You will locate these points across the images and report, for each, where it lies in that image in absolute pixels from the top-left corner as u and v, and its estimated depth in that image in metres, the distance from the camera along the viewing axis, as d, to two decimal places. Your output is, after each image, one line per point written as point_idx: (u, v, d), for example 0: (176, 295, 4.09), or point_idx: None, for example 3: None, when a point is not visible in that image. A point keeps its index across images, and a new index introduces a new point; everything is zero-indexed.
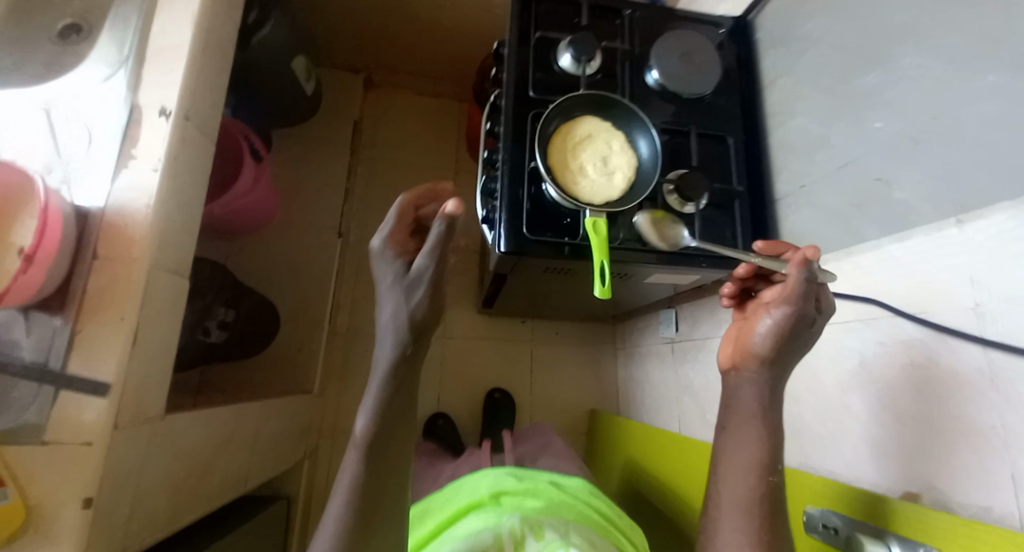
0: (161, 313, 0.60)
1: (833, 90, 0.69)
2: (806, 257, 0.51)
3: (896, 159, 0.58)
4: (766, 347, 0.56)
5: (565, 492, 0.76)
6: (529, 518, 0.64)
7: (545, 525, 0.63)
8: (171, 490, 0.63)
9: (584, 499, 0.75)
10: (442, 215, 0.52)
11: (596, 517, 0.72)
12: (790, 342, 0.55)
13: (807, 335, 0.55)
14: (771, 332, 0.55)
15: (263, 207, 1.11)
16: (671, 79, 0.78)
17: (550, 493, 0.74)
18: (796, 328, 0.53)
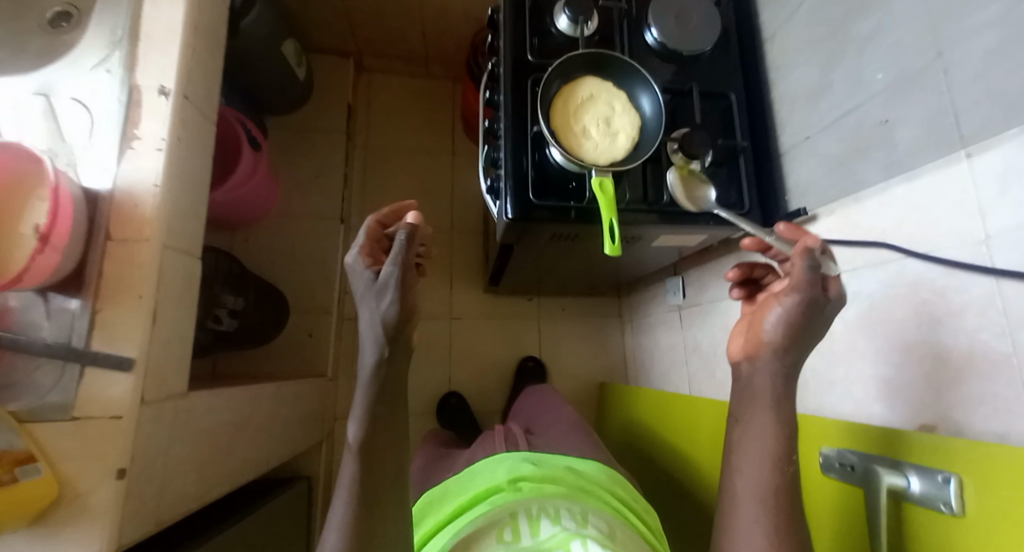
0: (177, 293, 0.60)
1: (833, 37, 0.69)
2: (806, 246, 0.48)
3: (901, 100, 0.58)
4: (779, 335, 0.51)
5: (583, 478, 0.69)
6: (546, 500, 0.60)
7: (561, 510, 0.59)
8: (197, 468, 0.64)
9: (605, 485, 0.69)
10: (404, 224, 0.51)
11: (615, 502, 0.67)
12: (805, 328, 0.50)
13: (820, 324, 0.50)
14: (783, 321, 0.50)
15: (262, 196, 1.11)
16: (670, 36, 0.77)
17: (570, 477, 0.67)
18: (809, 315, 0.48)
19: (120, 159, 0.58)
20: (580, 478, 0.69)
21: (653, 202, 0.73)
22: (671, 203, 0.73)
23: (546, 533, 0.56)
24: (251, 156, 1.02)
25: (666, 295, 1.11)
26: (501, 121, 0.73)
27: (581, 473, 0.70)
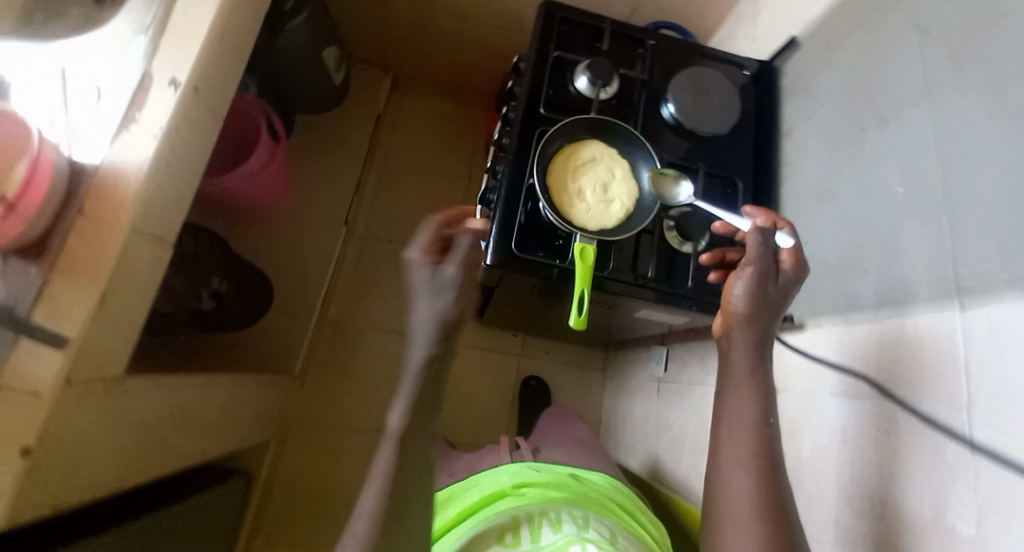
0: (137, 277, 0.60)
1: (849, 148, 0.66)
2: (755, 227, 0.58)
3: (904, 227, 0.55)
4: (743, 306, 0.56)
5: (585, 486, 0.69)
6: (547, 508, 0.59)
7: (561, 516, 0.58)
8: (118, 454, 0.64)
9: (606, 492, 0.70)
10: (469, 233, 0.57)
11: (615, 508, 0.67)
12: (763, 301, 0.56)
13: (777, 301, 0.57)
14: (745, 291, 0.56)
15: (273, 188, 1.12)
16: (687, 115, 0.76)
17: (577, 488, 0.67)
18: (766, 284, 0.56)
19: (111, 137, 0.59)
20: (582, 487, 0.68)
21: (640, 277, 0.69)
22: (658, 282, 0.70)
23: (548, 539, 0.54)
24: (267, 147, 1.01)
25: (649, 365, 1.07)
26: (501, 166, 0.72)
27: (580, 484, 0.69)
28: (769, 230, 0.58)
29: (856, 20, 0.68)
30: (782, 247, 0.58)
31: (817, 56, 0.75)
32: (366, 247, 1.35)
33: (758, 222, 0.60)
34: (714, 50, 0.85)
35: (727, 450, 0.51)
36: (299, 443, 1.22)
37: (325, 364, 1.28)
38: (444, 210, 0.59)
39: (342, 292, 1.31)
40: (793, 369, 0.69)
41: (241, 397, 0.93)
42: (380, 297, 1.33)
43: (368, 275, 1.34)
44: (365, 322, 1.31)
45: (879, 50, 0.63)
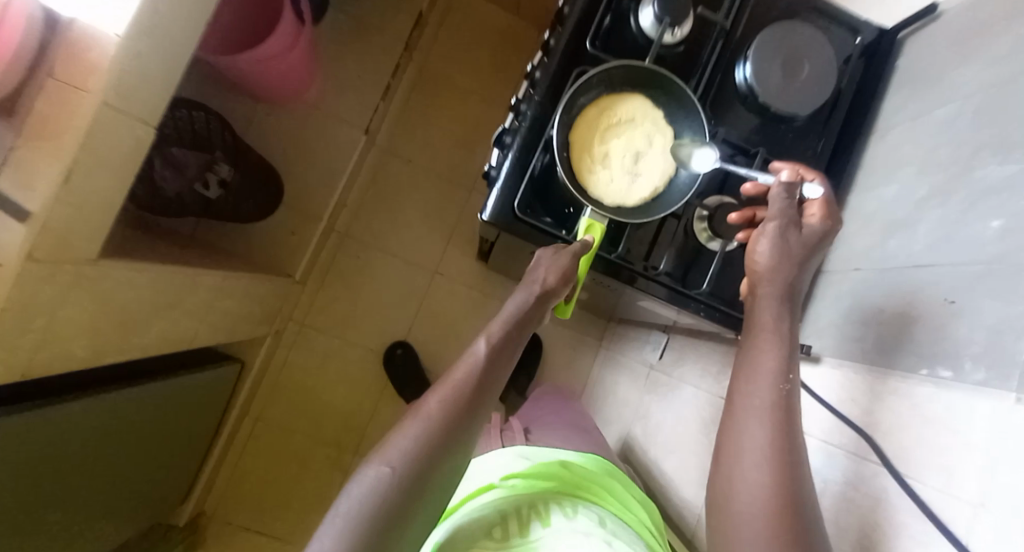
0: (112, 163, 0.56)
1: (949, 165, 0.53)
2: (779, 179, 0.54)
3: (981, 284, 0.44)
4: (768, 263, 0.53)
5: (580, 475, 0.60)
6: (536, 497, 0.54)
7: (550, 507, 0.53)
8: (93, 332, 0.64)
9: (598, 479, 0.61)
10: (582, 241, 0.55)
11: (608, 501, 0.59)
12: (789, 258, 0.53)
13: (802, 261, 0.53)
14: (769, 247, 0.53)
15: (296, 73, 1.02)
16: (763, 85, 0.62)
17: (577, 468, 0.60)
18: (790, 241, 0.53)
19: None
20: (580, 467, 0.61)
21: (650, 268, 0.63)
22: (669, 278, 0.63)
23: None
24: (290, 26, 0.90)
25: (645, 348, 1.04)
26: (525, 105, 0.62)
27: (574, 466, 0.61)
28: (796, 182, 0.54)
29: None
30: (810, 198, 0.55)
31: (958, 37, 0.58)
32: (386, 160, 1.28)
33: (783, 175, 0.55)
34: (825, 6, 0.67)
35: (733, 438, 0.48)
36: (294, 342, 1.26)
37: (326, 272, 1.27)
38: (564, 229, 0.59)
39: (354, 203, 1.27)
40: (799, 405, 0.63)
41: (235, 292, 0.94)
42: (392, 216, 1.28)
43: (383, 190, 1.28)
44: (375, 240, 1.28)
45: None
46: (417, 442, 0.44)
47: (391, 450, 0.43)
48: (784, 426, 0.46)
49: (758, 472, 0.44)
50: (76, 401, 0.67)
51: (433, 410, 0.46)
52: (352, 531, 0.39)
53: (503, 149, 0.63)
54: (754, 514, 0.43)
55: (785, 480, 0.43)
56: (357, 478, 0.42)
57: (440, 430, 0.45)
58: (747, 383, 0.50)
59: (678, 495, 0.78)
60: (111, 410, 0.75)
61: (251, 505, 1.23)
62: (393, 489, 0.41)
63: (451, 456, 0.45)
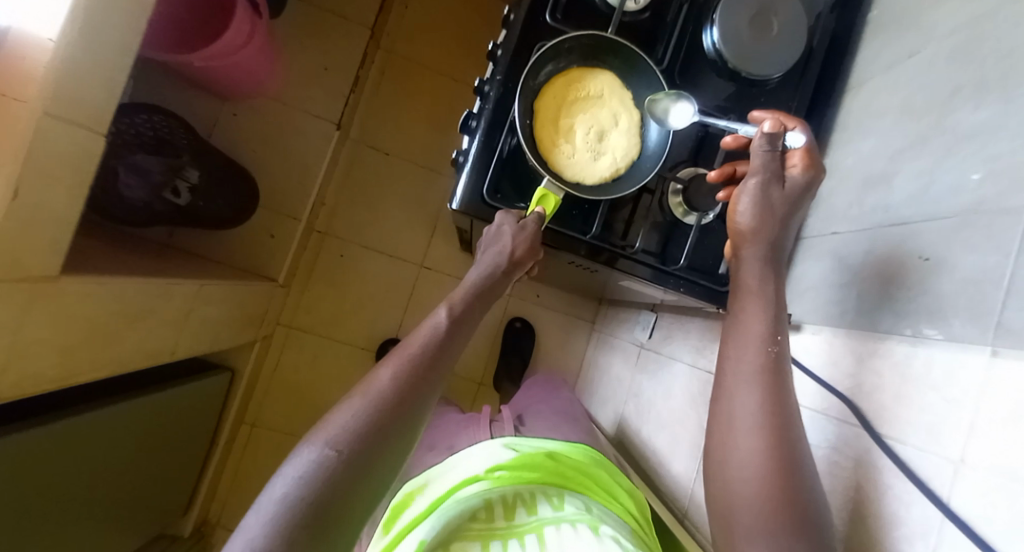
0: (62, 174, 0.54)
1: (923, 120, 0.51)
2: (762, 129, 0.50)
3: (960, 237, 0.43)
4: (742, 235, 0.51)
5: (564, 465, 0.60)
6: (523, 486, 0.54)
7: (538, 497, 0.54)
8: (63, 350, 0.63)
9: (584, 469, 0.61)
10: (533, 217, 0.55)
11: (590, 487, 0.59)
12: (773, 213, 0.50)
13: (783, 227, 0.51)
14: (752, 200, 0.50)
15: (257, 66, 0.99)
16: (731, 46, 0.59)
17: (563, 457, 0.61)
18: (772, 196, 0.50)
19: None
20: (567, 455, 0.62)
21: (627, 247, 0.62)
22: (648, 256, 0.62)
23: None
24: (245, 18, 0.88)
25: (634, 328, 1.04)
26: (489, 86, 0.60)
27: (561, 456, 0.62)
28: (780, 132, 0.50)
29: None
30: (792, 148, 0.52)
31: None
32: (361, 153, 1.25)
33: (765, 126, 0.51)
34: None
35: (726, 403, 0.47)
36: (283, 345, 1.25)
37: (310, 273, 1.26)
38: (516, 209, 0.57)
39: (333, 200, 1.25)
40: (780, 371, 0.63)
41: (213, 300, 0.92)
42: (372, 211, 1.26)
43: (360, 185, 1.25)
44: (356, 236, 1.26)
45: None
46: (359, 419, 0.42)
47: (330, 429, 0.41)
48: (775, 389, 0.45)
49: (750, 438, 0.43)
50: (55, 423, 0.65)
51: (379, 387, 0.44)
52: (279, 514, 0.36)
53: (469, 134, 0.62)
54: (749, 482, 0.42)
55: (779, 445, 0.43)
56: (292, 460, 0.40)
57: (389, 407, 0.44)
58: (736, 349, 0.48)
59: (670, 473, 0.77)
60: (96, 429, 0.73)
61: (243, 506, 1.23)
62: (342, 461, 0.39)
63: (393, 434, 0.43)
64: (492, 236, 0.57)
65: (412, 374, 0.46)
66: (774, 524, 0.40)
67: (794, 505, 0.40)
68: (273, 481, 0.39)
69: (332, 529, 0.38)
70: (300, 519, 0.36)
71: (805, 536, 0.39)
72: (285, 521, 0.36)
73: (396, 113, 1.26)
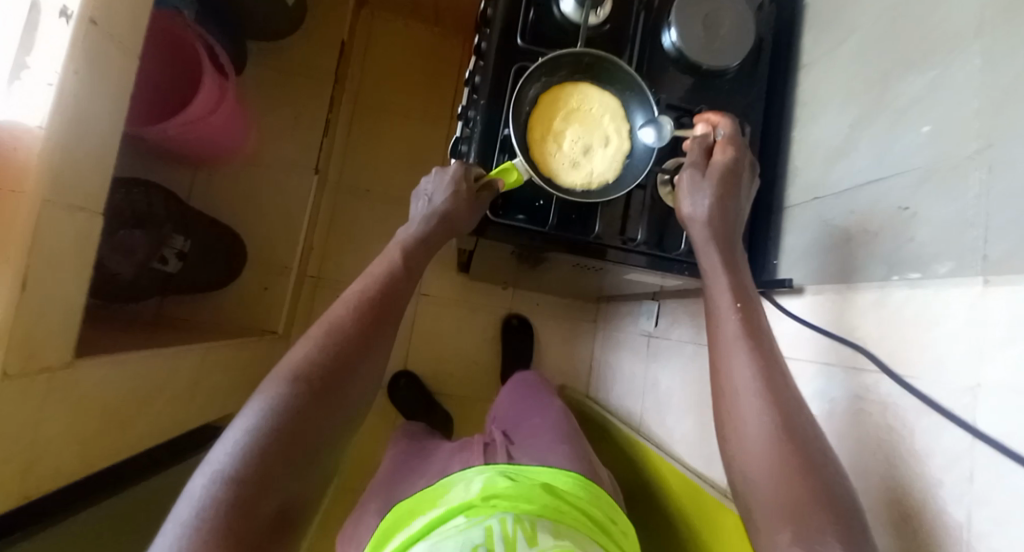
0: (64, 260, 0.53)
1: (876, 88, 0.57)
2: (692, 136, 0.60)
3: (931, 185, 0.47)
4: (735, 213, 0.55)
5: (563, 499, 0.60)
6: (520, 513, 0.53)
7: (536, 520, 0.52)
8: (79, 438, 0.60)
9: (583, 505, 0.62)
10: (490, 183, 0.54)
11: (587, 523, 0.59)
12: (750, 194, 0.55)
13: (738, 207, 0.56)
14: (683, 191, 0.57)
15: (230, 126, 1.01)
16: (689, 45, 0.65)
17: (561, 492, 0.61)
18: (693, 180, 0.56)
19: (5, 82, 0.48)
20: (565, 491, 0.63)
21: (628, 241, 0.65)
22: (649, 247, 0.65)
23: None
24: (213, 80, 0.90)
25: (638, 320, 1.07)
26: (474, 110, 0.63)
27: (560, 491, 0.62)
28: (704, 133, 0.59)
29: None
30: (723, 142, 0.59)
31: None
32: (343, 195, 1.26)
33: (697, 133, 0.60)
34: None
35: (723, 375, 0.48)
36: None
37: (307, 320, 1.23)
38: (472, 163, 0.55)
39: (320, 245, 1.25)
40: (786, 336, 0.66)
41: (216, 363, 0.90)
42: (361, 248, 1.26)
43: (346, 225, 1.26)
44: (345, 277, 1.25)
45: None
46: (310, 353, 0.42)
47: (284, 369, 0.42)
48: (760, 353, 0.47)
49: (753, 403, 0.45)
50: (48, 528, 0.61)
51: (336, 317, 0.45)
52: (243, 449, 0.37)
53: (462, 157, 0.64)
54: (760, 443, 0.43)
55: (780, 402, 0.44)
56: (260, 393, 0.40)
57: (342, 341, 0.44)
58: (713, 324, 0.51)
59: (699, 452, 0.79)
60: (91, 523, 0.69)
61: None
62: (303, 389, 0.40)
63: (355, 366, 0.44)
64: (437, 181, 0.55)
65: (368, 302, 0.46)
66: (792, 490, 0.40)
67: (803, 460, 0.41)
68: (239, 416, 0.39)
69: (302, 458, 0.39)
70: (260, 459, 0.37)
71: (801, 463, 0.41)
72: (244, 458, 0.36)
73: (370, 150, 1.27)
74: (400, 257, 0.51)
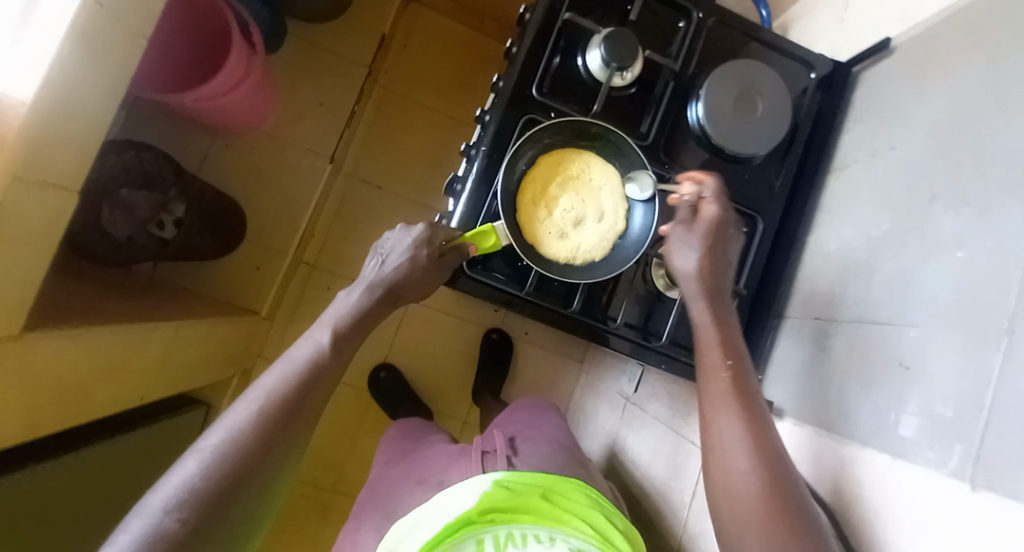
0: (28, 237, 0.51)
1: (901, 217, 0.51)
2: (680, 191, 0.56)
3: (938, 349, 0.42)
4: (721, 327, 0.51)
5: (557, 508, 0.58)
6: (515, 526, 0.55)
7: (527, 532, 0.56)
8: (21, 409, 0.59)
9: (583, 512, 0.59)
10: (458, 248, 0.52)
11: (585, 531, 0.57)
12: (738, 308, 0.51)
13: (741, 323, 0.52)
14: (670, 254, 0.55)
15: (248, 105, 1.00)
16: (715, 125, 0.60)
17: (559, 499, 0.60)
18: (676, 244, 0.54)
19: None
20: (565, 496, 0.60)
21: (609, 321, 0.61)
22: (629, 330, 0.61)
23: None
24: (240, 57, 0.88)
25: (620, 378, 1.02)
26: (475, 154, 0.60)
27: (557, 497, 0.60)
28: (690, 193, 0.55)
29: (966, 19, 0.49)
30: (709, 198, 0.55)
31: (909, 67, 0.56)
32: (353, 186, 1.24)
33: (684, 187, 0.56)
34: (778, 38, 0.66)
35: (710, 434, 0.46)
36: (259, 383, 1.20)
37: (294, 306, 1.21)
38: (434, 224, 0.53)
39: (322, 233, 1.23)
40: None
41: (189, 342, 0.88)
42: (360, 243, 1.23)
43: (350, 218, 1.23)
44: (340, 270, 1.23)
45: (996, 75, 0.44)
46: (202, 469, 0.35)
47: (166, 489, 0.34)
48: (752, 411, 0.46)
49: (745, 458, 0.43)
50: (17, 476, 0.62)
51: (263, 394, 0.41)
52: None
53: (455, 197, 0.61)
54: (749, 498, 0.41)
55: (766, 454, 0.43)
56: (160, 485, 0.35)
57: (248, 446, 0.38)
58: (702, 380, 0.50)
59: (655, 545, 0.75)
60: (72, 474, 0.71)
61: None
62: (193, 509, 0.34)
63: (266, 463, 0.38)
64: (399, 240, 0.54)
65: (301, 382, 0.43)
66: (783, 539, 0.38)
67: (790, 513, 0.39)
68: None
69: None
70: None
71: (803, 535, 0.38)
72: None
73: (390, 148, 1.25)
74: (357, 309, 0.49)
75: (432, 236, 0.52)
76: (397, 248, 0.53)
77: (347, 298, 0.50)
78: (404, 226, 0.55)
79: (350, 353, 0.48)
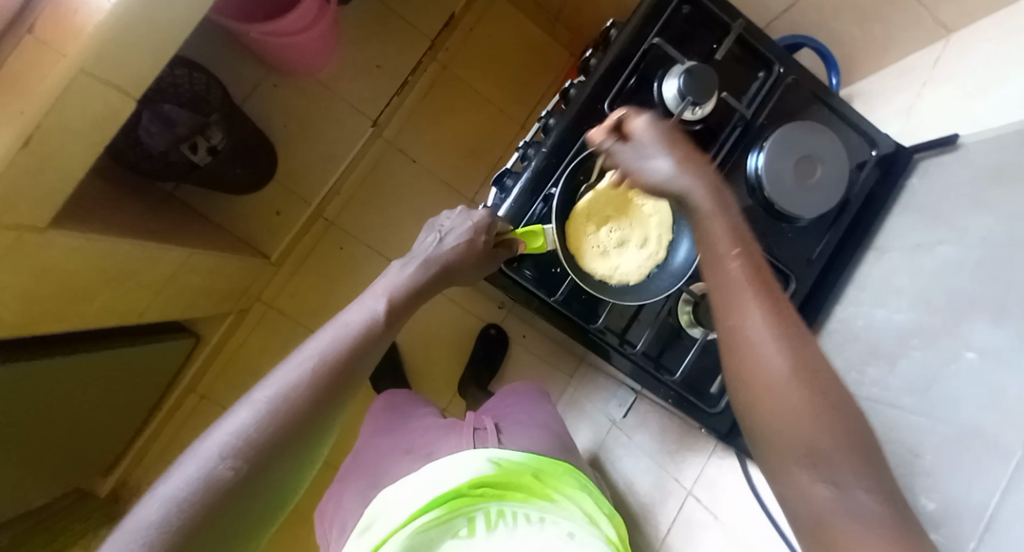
0: (82, 137, 0.49)
1: (933, 310, 0.52)
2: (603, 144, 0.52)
3: (949, 449, 0.44)
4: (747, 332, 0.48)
5: (549, 488, 0.60)
6: (505, 504, 0.55)
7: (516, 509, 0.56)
8: (25, 300, 0.57)
9: (571, 497, 0.61)
10: (508, 243, 0.54)
11: (574, 512, 0.58)
12: None
13: None
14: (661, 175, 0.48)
15: (309, 51, 1.00)
16: (772, 179, 0.61)
17: (548, 479, 0.61)
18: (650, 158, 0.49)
19: None
20: (554, 476, 0.62)
21: (627, 346, 0.62)
22: (644, 358, 0.62)
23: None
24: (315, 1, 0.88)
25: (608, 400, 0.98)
26: (533, 153, 0.60)
27: (547, 478, 0.61)
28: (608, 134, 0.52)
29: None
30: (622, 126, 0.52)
31: (967, 166, 0.57)
32: (391, 154, 1.23)
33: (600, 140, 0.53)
34: (848, 110, 0.67)
35: (738, 333, 0.40)
36: (254, 324, 1.18)
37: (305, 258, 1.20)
38: (492, 215, 0.54)
39: (348, 191, 1.22)
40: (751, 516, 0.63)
41: (198, 267, 0.87)
42: (385, 212, 1.23)
43: (379, 184, 1.23)
44: (358, 233, 1.22)
45: None
46: (258, 421, 0.34)
47: (221, 439, 0.33)
48: (768, 295, 0.40)
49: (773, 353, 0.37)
50: (15, 364, 0.62)
51: (315, 353, 0.40)
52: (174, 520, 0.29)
53: (504, 192, 0.61)
54: (793, 400, 0.35)
55: (802, 350, 0.37)
56: (214, 429, 0.34)
57: (302, 408, 0.36)
58: (712, 277, 0.44)
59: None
60: (67, 372, 0.71)
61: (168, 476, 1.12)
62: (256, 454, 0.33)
63: (314, 423, 0.37)
64: (457, 219, 0.55)
65: (352, 351, 0.42)
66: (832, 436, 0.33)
67: (831, 405, 0.35)
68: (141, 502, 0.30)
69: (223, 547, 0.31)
70: (204, 520, 0.30)
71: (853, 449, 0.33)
72: (178, 525, 0.29)
73: (436, 124, 1.25)
74: (395, 285, 0.49)
75: (491, 228, 0.53)
76: (450, 228, 0.54)
77: (389, 273, 0.51)
78: (464, 208, 0.56)
79: (400, 326, 0.47)
